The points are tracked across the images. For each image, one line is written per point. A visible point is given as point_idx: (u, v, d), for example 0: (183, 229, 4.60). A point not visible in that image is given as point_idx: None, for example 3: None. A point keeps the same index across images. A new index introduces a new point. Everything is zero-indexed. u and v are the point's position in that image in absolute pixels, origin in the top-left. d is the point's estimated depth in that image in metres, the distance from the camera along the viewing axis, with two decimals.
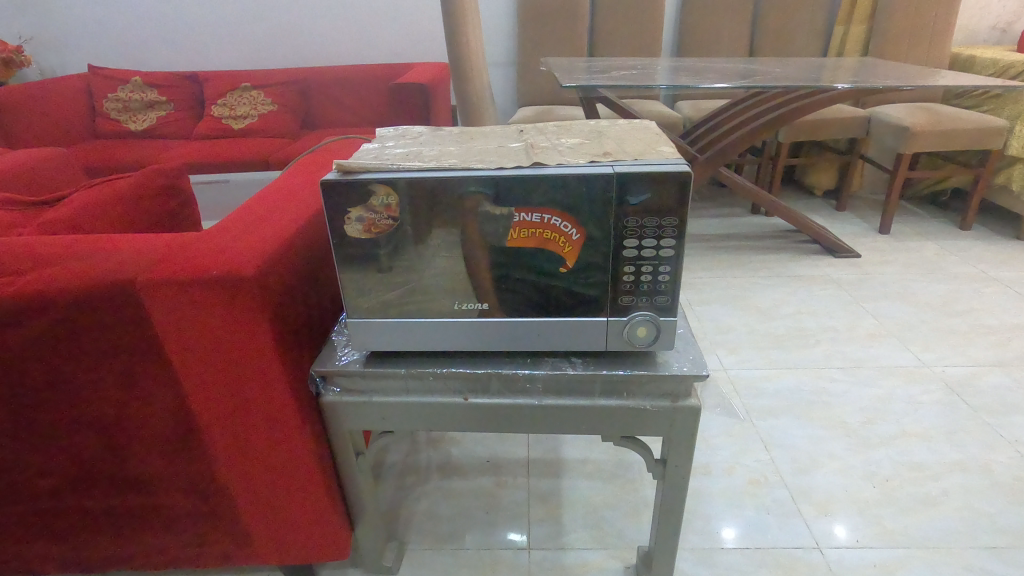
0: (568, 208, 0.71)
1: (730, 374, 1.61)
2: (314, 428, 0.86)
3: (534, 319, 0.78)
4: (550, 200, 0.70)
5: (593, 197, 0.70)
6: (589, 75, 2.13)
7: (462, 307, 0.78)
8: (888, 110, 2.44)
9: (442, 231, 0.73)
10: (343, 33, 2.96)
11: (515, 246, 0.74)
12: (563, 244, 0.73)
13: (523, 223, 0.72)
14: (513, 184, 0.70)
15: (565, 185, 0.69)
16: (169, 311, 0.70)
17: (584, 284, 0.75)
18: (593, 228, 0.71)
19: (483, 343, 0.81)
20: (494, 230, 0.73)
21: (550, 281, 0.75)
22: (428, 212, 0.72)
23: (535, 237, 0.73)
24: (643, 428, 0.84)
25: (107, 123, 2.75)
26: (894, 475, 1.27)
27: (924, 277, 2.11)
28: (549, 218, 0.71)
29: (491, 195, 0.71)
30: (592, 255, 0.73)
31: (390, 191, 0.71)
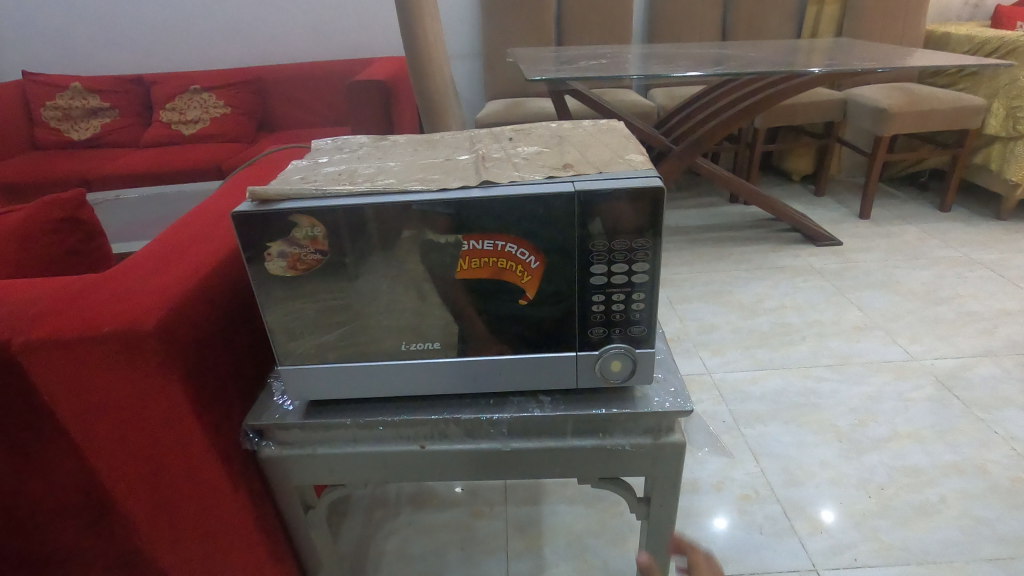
0: (523, 234, 0.61)
1: (715, 378, 1.54)
2: (251, 487, 0.75)
3: (494, 357, 0.68)
4: (503, 225, 0.61)
5: (552, 219, 0.60)
6: (557, 66, 2.02)
7: (411, 348, 0.68)
8: (864, 92, 2.38)
9: (381, 264, 0.63)
10: (299, 29, 2.81)
11: (467, 278, 0.64)
12: (521, 273, 0.63)
13: (474, 251, 0.62)
14: (458, 209, 0.60)
15: (520, 207, 0.59)
16: (56, 372, 0.59)
17: (548, 316, 0.66)
18: (555, 255, 0.62)
19: (439, 385, 0.71)
20: (440, 260, 0.63)
21: (510, 315, 0.66)
22: (362, 245, 0.62)
23: (488, 266, 0.63)
24: (622, 467, 0.76)
25: (47, 133, 2.58)
26: (889, 483, 1.21)
27: (907, 263, 2.06)
28: (503, 244, 0.62)
29: (434, 222, 0.61)
30: (556, 284, 0.64)
31: (316, 221, 0.60)
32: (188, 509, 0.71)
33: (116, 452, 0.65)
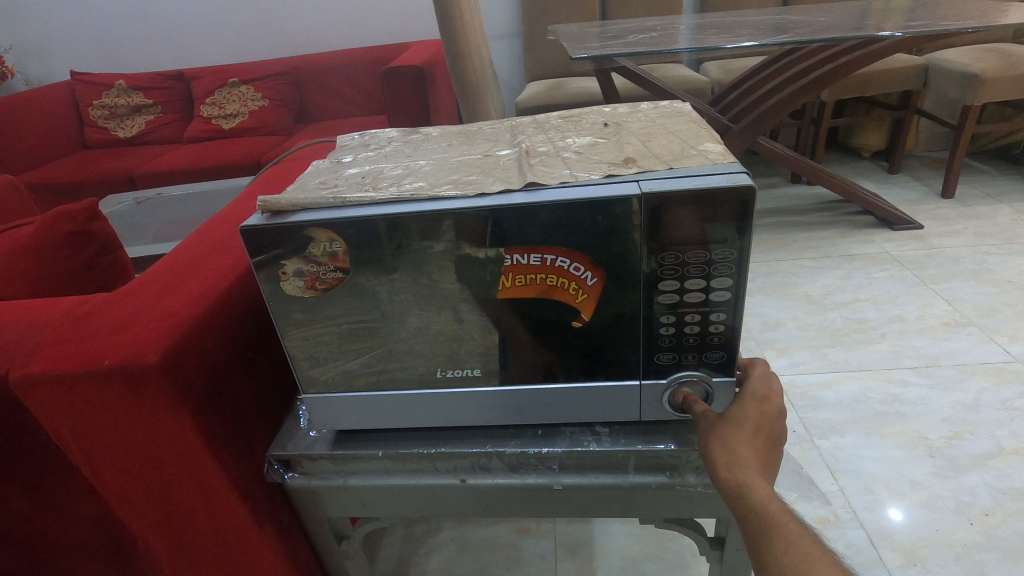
0: (578, 245, 0.51)
1: (781, 381, 1.40)
2: (280, 520, 0.69)
3: (546, 386, 0.59)
4: (554, 235, 0.51)
5: (612, 229, 0.49)
6: (603, 43, 1.88)
7: (449, 377, 0.59)
8: (950, 57, 2.12)
9: (407, 286, 0.54)
10: (335, 16, 2.75)
11: (510, 298, 0.54)
12: (576, 293, 0.53)
13: (519, 267, 0.52)
14: (502, 219, 0.50)
15: (577, 213, 0.49)
16: (57, 411, 0.54)
17: (606, 341, 0.56)
18: (619, 270, 0.52)
19: (482, 415, 0.62)
20: (479, 278, 0.54)
21: (562, 342, 0.56)
22: (389, 262, 0.53)
23: (535, 283, 0.53)
24: (691, 507, 0.65)
25: (96, 132, 2.63)
26: (994, 508, 1.05)
27: (1001, 248, 1.84)
28: (553, 258, 0.52)
29: (470, 235, 0.51)
30: (616, 306, 0.54)
31: (333, 235, 0.51)
32: (208, 549, 0.65)
33: (129, 490, 0.60)
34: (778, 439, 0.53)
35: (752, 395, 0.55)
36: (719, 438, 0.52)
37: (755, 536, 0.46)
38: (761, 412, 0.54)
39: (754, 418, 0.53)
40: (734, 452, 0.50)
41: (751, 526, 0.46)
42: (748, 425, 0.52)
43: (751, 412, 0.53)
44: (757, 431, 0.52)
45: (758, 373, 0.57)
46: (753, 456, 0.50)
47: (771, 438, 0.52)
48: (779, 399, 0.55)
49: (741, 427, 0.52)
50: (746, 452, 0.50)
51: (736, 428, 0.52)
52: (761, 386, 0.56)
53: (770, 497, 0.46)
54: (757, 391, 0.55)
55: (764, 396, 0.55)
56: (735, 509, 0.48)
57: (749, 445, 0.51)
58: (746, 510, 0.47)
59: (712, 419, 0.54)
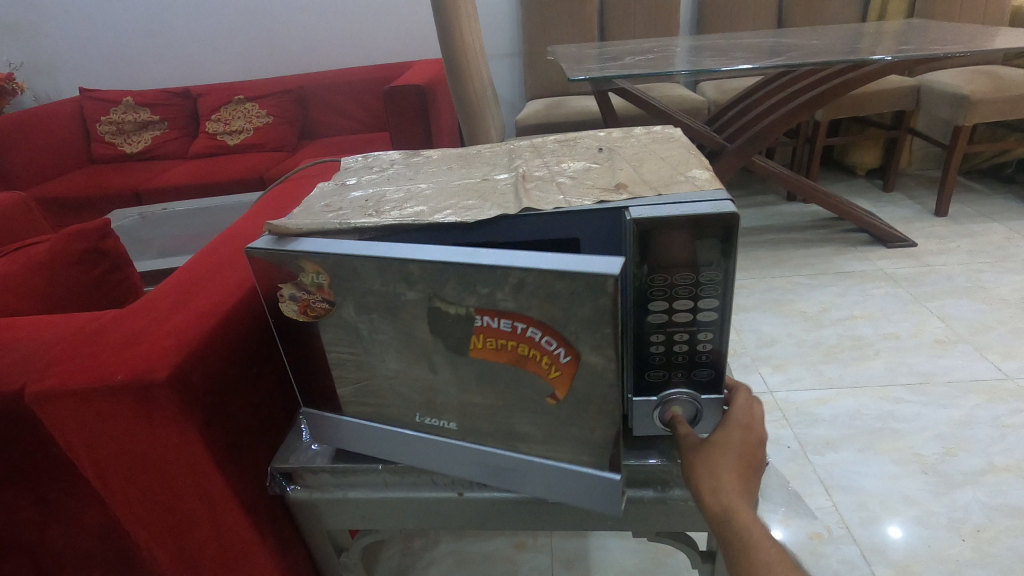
0: (550, 319, 0.47)
1: (777, 397, 1.41)
2: (280, 533, 0.70)
3: (518, 453, 0.56)
4: (523, 304, 0.47)
5: (584, 305, 0.45)
6: (601, 64, 1.92)
7: (428, 424, 0.59)
8: (941, 78, 2.17)
9: (388, 324, 0.54)
10: (339, 35, 2.81)
11: (482, 358, 0.52)
12: (548, 367, 0.49)
13: (490, 328, 0.49)
14: (468, 275, 0.47)
15: (546, 284, 0.45)
16: (70, 422, 0.56)
17: (578, 420, 0.51)
18: (592, 350, 0.47)
19: (459, 469, 0.60)
20: (451, 333, 0.51)
21: (536, 412, 0.53)
22: (366, 302, 0.53)
23: (506, 349, 0.50)
24: (682, 520, 0.67)
25: (103, 147, 2.67)
26: (987, 524, 1.06)
27: (994, 266, 1.86)
28: (524, 327, 0.48)
29: (438, 291, 0.50)
30: (592, 386, 0.49)
31: (320, 268, 0.53)
32: (211, 560, 0.67)
33: (135, 500, 0.62)
34: (759, 464, 0.57)
35: (736, 421, 0.58)
36: (706, 463, 0.55)
37: (739, 558, 0.50)
38: (745, 439, 0.57)
39: (739, 445, 0.56)
40: (720, 477, 0.53)
41: (735, 548, 0.50)
42: (734, 452, 0.55)
43: (735, 440, 0.56)
44: (742, 457, 0.56)
45: (742, 401, 0.60)
46: (738, 482, 0.53)
47: (754, 463, 0.56)
48: (761, 427, 0.58)
49: (726, 454, 0.55)
50: (732, 477, 0.54)
51: (721, 454, 0.55)
52: (744, 414, 0.59)
53: (754, 522, 0.51)
54: (741, 418, 0.58)
55: (747, 423, 0.58)
56: (719, 531, 0.52)
57: (735, 472, 0.54)
58: (732, 534, 0.51)
59: (699, 443, 0.56)
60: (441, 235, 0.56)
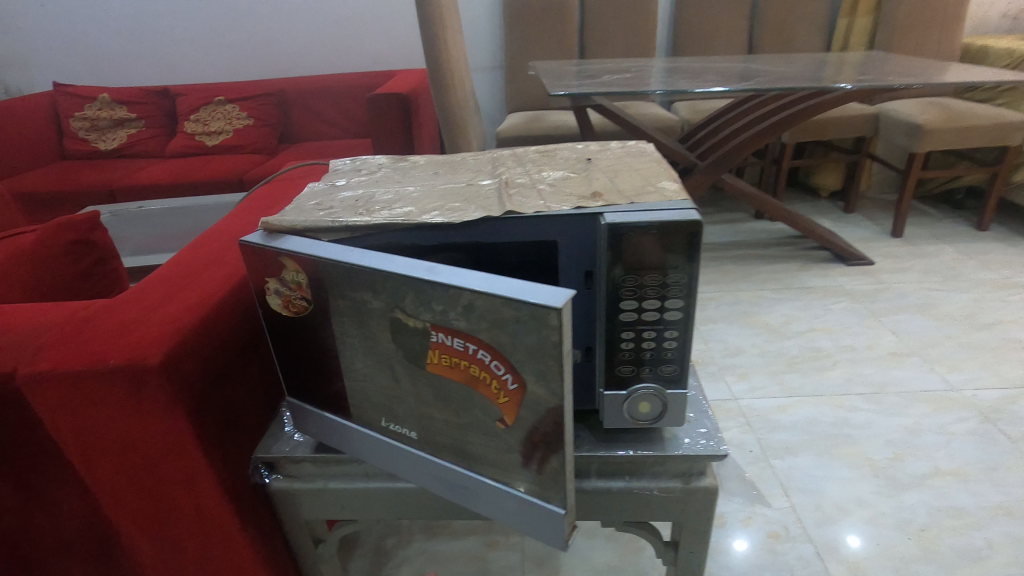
0: (497, 344, 0.47)
1: (740, 404, 1.48)
2: (261, 524, 0.72)
3: (472, 473, 0.56)
4: (472, 325, 0.48)
5: (529, 335, 0.45)
6: (580, 81, 1.99)
7: (392, 434, 0.61)
8: (898, 108, 2.30)
9: (357, 328, 0.56)
10: (322, 41, 2.83)
11: (437, 374, 0.53)
12: (496, 391, 0.50)
13: (443, 346, 0.51)
14: (424, 293, 0.49)
15: (495, 310, 0.46)
16: (59, 406, 0.57)
17: (522, 449, 0.52)
18: (536, 380, 0.47)
19: (420, 478, 0.61)
20: (411, 345, 0.53)
21: (486, 434, 0.53)
22: (339, 306, 0.56)
23: (459, 368, 0.51)
24: (649, 511, 0.71)
25: (76, 143, 2.63)
26: (931, 524, 1.13)
27: (944, 285, 1.98)
28: (475, 348, 0.49)
29: (399, 304, 0.51)
30: (536, 416, 0.49)
31: (299, 267, 0.57)
32: (193, 547, 0.68)
33: (120, 486, 0.63)
34: None
35: None
36: None
37: None
38: None
39: None
40: None
41: None
42: None
43: None
44: None
45: None
46: None
47: None
48: None
49: None
50: None
51: None
52: None
53: None
54: None
55: None
56: None
57: None
58: None
59: None
60: (426, 234, 0.60)
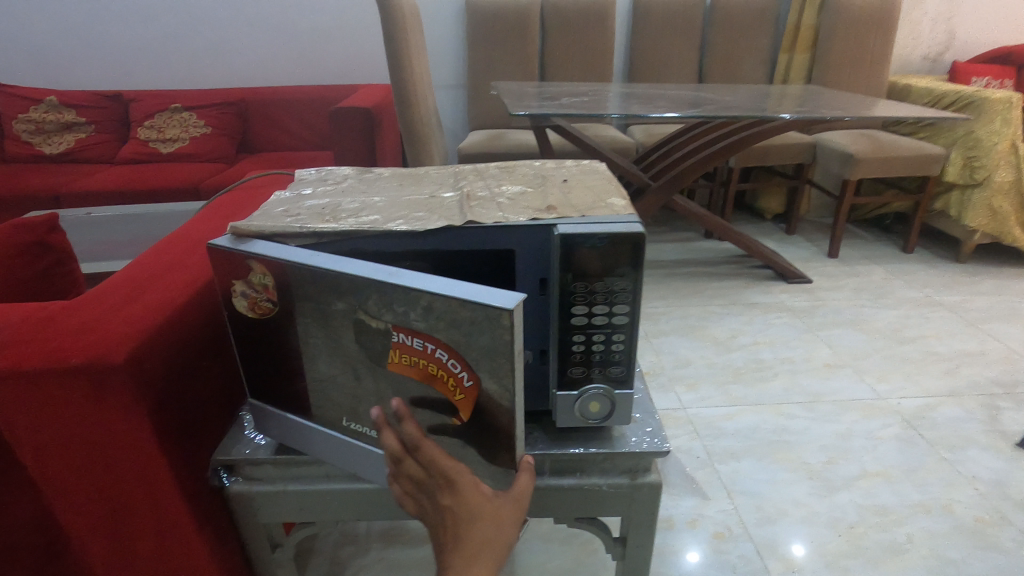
0: (454, 343, 0.51)
1: (689, 413, 1.55)
2: (218, 527, 0.72)
3: None
4: (431, 326, 0.51)
5: (483, 334, 0.49)
6: (540, 102, 2.07)
7: (349, 430, 0.63)
8: (833, 138, 2.48)
9: (321, 329, 0.59)
10: (283, 53, 2.83)
11: (396, 373, 0.55)
12: (453, 387, 0.53)
13: (403, 346, 0.54)
14: (386, 295, 0.52)
15: (451, 310, 0.49)
16: (16, 403, 0.57)
17: (478, 441, 0.56)
18: (490, 376, 0.51)
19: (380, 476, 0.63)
20: (372, 346, 0.56)
21: (442, 429, 0.56)
22: (303, 307, 0.58)
23: (417, 367, 0.54)
24: (599, 506, 0.75)
25: (17, 146, 2.52)
26: (859, 522, 1.22)
27: (874, 302, 2.13)
28: (433, 347, 0.52)
29: (363, 306, 0.54)
30: (491, 410, 0.53)
31: (266, 269, 0.59)
32: (147, 551, 0.68)
33: (74, 488, 0.63)
34: None
35: None
36: None
37: None
38: None
39: None
40: None
41: None
42: None
43: None
44: None
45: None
46: None
47: None
48: None
49: None
50: None
51: None
52: None
53: None
54: None
55: None
56: None
57: None
58: None
59: None
60: (390, 240, 0.63)
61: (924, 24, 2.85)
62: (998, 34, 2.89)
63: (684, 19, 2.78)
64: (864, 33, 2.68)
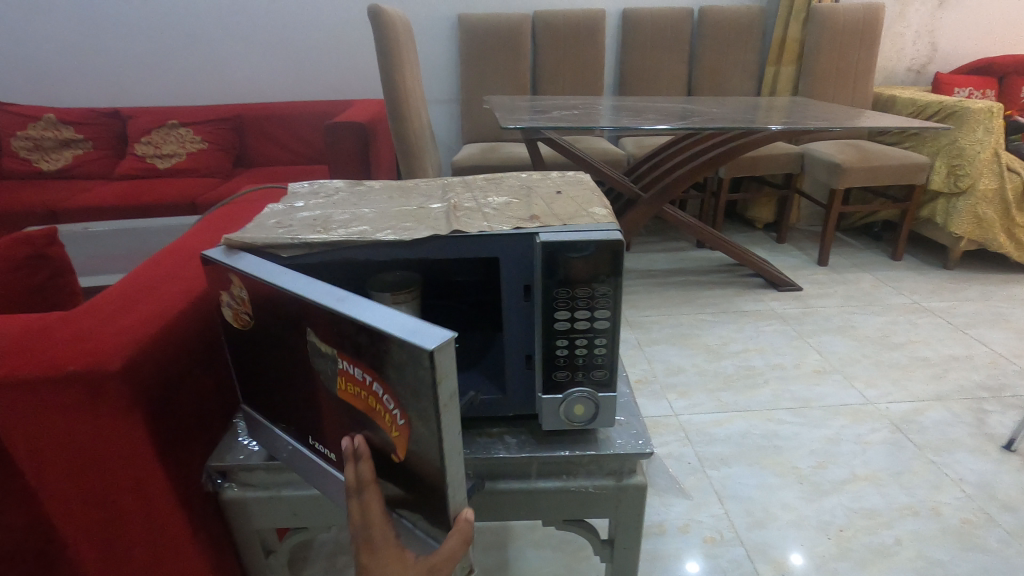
0: (387, 378, 0.48)
1: (681, 420, 1.57)
2: (212, 533, 0.73)
3: None
4: (367, 356, 0.48)
5: (408, 375, 0.46)
6: (531, 116, 2.11)
7: (318, 450, 0.62)
8: (820, 148, 2.53)
9: (286, 346, 0.59)
10: (279, 70, 2.87)
11: (347, 400, 0.54)
12: (388, 423, 0.50)
13: (349, 374, 0.52)
14: (331, 321, 0.50)
15: (382, 344, 0.46)
16: (16, 410, 0.59)
17: (413, 482, 0.52)
18: (418, 418, 0.47)
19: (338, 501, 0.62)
20: (326, 369, 0.54)
21: (386, 464, 0.54)
22: (272, 323, 0.59)
23: (361, 397, 0.52)
24: (586, 508, 0.76)
25: (16, 163, 2.54)
26: (848, 525, 1.24)
27: (862, 309, 2.16)
28: (370, 380, 0.50)
29: (315, 328, 0.53)
30: (422, 454, 0.49)
31: (242, 283, 0.60)
32: (140, 557, 0.69)
33: (69, 494, 0.64)
34: None
35: None
36: None
37: None
38: None
39: None
40: None
41: None
42: None
43: None
44: None
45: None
46: None
47: None
48: None
49: None
50: None
51: None
52: None
53: None
54: None
55: None
56: None
57: None
58: None
59: None
60: (378, 249, 0.65)
61: (907, 37, 2.91)
62: (980, 46, 2.95)
63: (673, 34, 2.83)
64: (848, 46, 2.73)
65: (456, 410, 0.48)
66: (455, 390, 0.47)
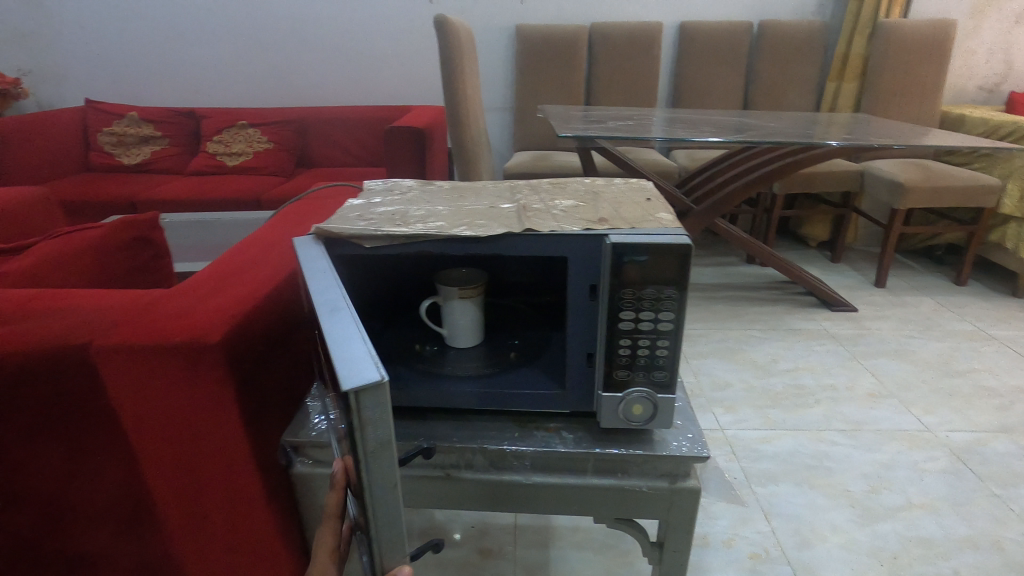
0: (341, 405, 0.48)
1: (727, 434, 1.55)
2: (282, 504, 0.77)
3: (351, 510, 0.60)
4: (334, 378, 0.49)
5: (344, 407, 0.44)
6: (585, 126, 2.13)
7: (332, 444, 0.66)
8: (881, 166, 2.46)
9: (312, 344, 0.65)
10: (343, 76, 3.00)
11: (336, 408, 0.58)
12: (345, 447, 0.53)
13: (331, 388, 0.55)
14: (321, 332, 0.51)
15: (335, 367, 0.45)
16: (125, 376, 0.65)
17: (359, 510, 0.52)
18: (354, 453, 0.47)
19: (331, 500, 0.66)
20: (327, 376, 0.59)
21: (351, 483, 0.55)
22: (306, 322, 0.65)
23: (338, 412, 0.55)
24: (638, 508, 0.77)
25: (101, 157, 2.75)
26: (902, 552, 1.20)
27: (922, 333, 2.08)
28: (336, 401, 0.52)
29: (320, 335, 0.56)
30: (358, 487, 0.49)
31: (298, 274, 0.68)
32: (218, 521, 0.75)
33: (161, 456, 0.70)
34: None
35: None
36: None
37: None
38: None
39: None
40: None
41: None
42: None
43: None
44: None
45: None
46: None
47: None
48: None
49: None
50: None
51: None
52: None
53: None
54: None
55: None
56: None
57: None
58: None
59: None
60: (453, 244, 0.69)
61: (979, 54, 2.81)
62: None
63: (731, 47, 2.81)
64: (915, 63, 2.65)
65: (392, 455, 0.45)
66: (390, 436, 0.44)
